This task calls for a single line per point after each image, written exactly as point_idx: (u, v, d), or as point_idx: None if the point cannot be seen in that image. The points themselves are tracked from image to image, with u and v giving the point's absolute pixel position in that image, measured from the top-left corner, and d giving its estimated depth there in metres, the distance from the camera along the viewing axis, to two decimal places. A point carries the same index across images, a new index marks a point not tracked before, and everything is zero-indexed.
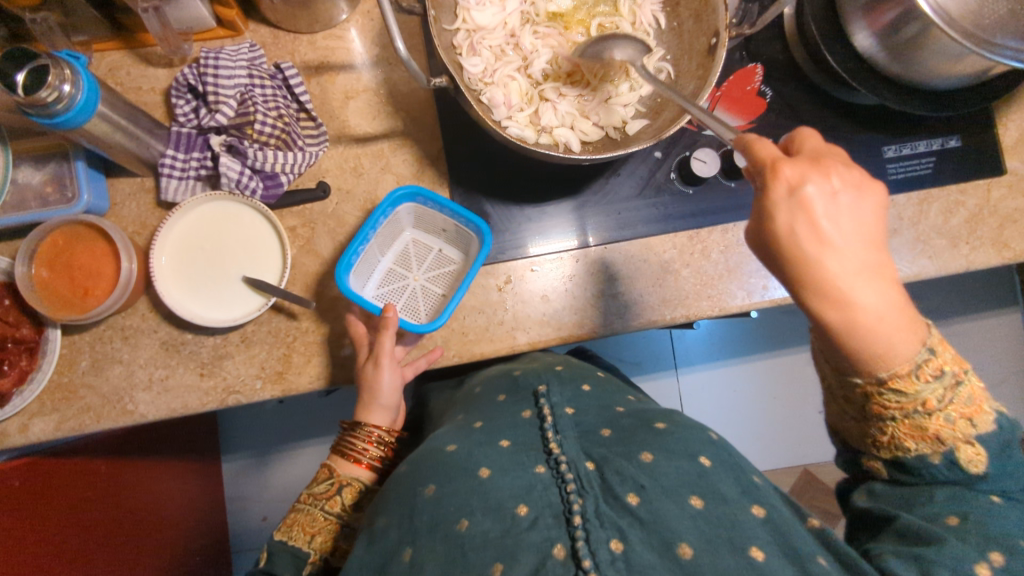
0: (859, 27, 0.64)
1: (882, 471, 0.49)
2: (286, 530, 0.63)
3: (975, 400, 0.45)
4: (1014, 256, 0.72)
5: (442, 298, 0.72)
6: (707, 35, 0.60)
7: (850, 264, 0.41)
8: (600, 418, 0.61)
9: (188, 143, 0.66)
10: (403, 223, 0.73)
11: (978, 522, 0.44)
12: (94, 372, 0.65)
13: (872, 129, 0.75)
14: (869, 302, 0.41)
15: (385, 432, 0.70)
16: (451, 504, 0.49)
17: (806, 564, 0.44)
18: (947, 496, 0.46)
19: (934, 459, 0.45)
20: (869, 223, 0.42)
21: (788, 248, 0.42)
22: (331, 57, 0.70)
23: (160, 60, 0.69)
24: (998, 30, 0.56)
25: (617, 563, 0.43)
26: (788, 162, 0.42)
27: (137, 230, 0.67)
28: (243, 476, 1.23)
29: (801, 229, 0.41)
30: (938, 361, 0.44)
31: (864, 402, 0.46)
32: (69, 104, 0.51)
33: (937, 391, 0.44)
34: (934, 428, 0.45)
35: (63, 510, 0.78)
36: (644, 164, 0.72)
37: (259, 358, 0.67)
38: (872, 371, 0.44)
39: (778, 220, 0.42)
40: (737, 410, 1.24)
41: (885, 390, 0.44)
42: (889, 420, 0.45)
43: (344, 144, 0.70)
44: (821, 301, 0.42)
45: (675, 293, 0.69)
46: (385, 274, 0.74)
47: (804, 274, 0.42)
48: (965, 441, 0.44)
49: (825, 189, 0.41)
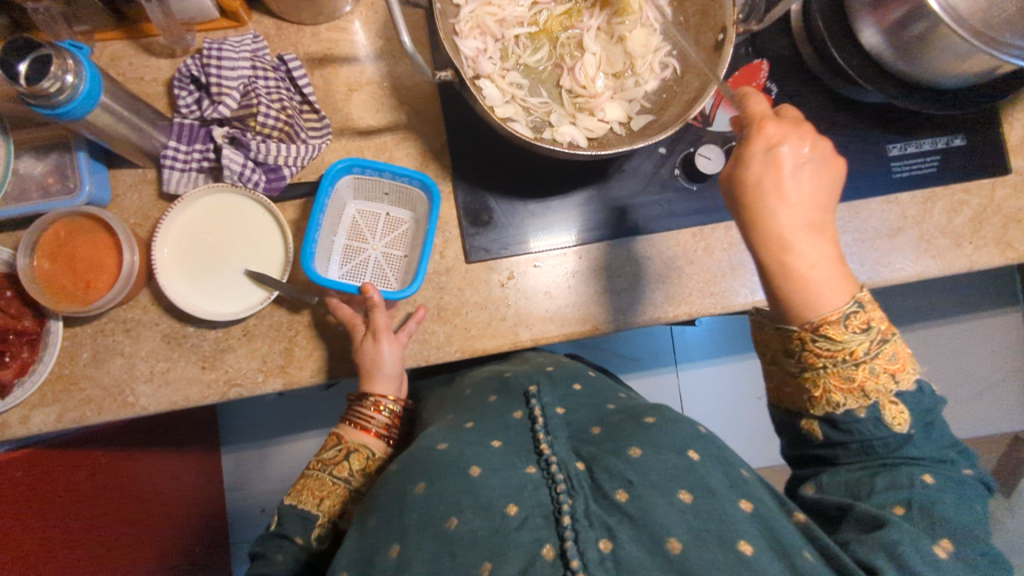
0: (867, 24, 0.63)
1: (817, 432, 0.53)
2: (296, 495, 0.64)
3: (898, 358, 0.50)
4: (1017, 256, 0.72)
5: (406, 259, 0.72)
6: (715, 30, 0.59)
7: (798, 223, 0.50)
8: (590, 418, 0.61)
9: (190, 134, 0.65)
10: (343, 197, 0.70)
11: (923, 507, 0.47)
12: (96, 364, 0.65)
13: (877, 126, 0.75)
14: (807, 256, 0.50)
15: (393, 401, 0.69)
16: (441, 502, 0.49)
17: (792, 558, 0.44)
18: (887, 481, 0.49)
19: (860, 413, 0.50)
20: (823, 188, 0.51)
21: (751, 197, 0.51)
22: (335, 50, 0.70)
23: (162, 50, 0.68)
24: (1006, 28, 0.55)
25: (606, 561, 0.44)
26: (772, 122, 0.51)
27: (138, 222, 0.67)
28: (243, 468, 1.23)
29: (767, 180, 0.50)
30: (867, 315, 0.50)
31: (798, 353, 0.51)
32: (71, 95, 0.51)
33: (864, 342, 0.50)
34: (860, 380, 0.50)
35: (64, 501, 0.78)
36: (648, 160, 0.71)
37: (261, 351, 0.67)
38: (804, 316, 0.50)
39: (750, 171, 0.51)
40: (737, 406, 1.24)
41: (817, 335, 0.50)
42: (821, 369, 0.51)
43: (347, 137, 0.69)
44: (768, 247, 0.51)
45: (677, 290, 0.69)
46: (343, 250, 0.71)
47: (761, 230, 0.51)
48: (889, 398, 0.50)
49: (797, 149, 0.50)
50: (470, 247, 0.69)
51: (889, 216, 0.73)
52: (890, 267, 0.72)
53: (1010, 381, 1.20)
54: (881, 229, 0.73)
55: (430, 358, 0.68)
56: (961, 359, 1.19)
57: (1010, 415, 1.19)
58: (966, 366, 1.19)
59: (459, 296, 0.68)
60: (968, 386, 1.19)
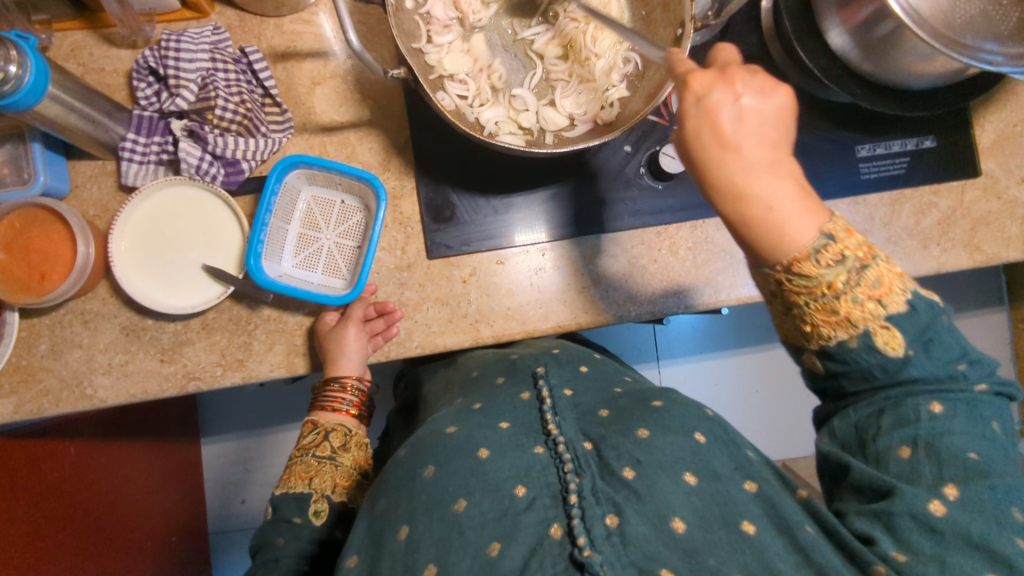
0: (833, 24, 0.63)
1: (817, 366, 0.49)
2: (285, 484, 0.66)
3: (884, 281, 0.45)
4: (985, 259, 0.72)
5: (359, 250, 0.70)
6: (674, 25, 0.59)
7: (753, 163, 0.42)
8: (597, 400, 0.60)
9: (149, 127, 0.65)
10: (295, 186, 0.68)
11: (929, 444, 0.45)
12: (54, 356, 0.65)
13: (846, 127, 0.74)
14: (764, 198, 0.42)
15: (359, 379, 0.71)
16: (450, 484, 0.49)
17: (794, 534, 0.45)
18: (893, 419, 0.46)
19: (852, 344, 0.45)
20: (770, 123, 0.43)
21: (702, 156, 0.43)
22: (298, 42, 0.69)
23: (123, 41, 0.67)
24: (968, 31, 0.55)
25: (613, 538, 0.44)
26: (697, 73, 0.43)
27: (97, 214, 0.67)
28: (222, 459, 1.23)
29: (706, 132, 0.42)
30: (840, 246, 0.43)
31: (778, 291, 0.46)
32: (17, 86, 0.50)
33: (842, 274, 0.43)
34: (845, 312, 0.44)
35: (30, 492, 0.78)
36: (614, 157, 0.71)
37: (220, 346, 0.66)
38: (772, 255, 0.44)
39: (686, 129, 0.43)
40: (720, 404, 1.24)
41: (792, 275, 0.44)
42: (802, 306, 0.45)
43: (310, 132, 0.69)
44: (724, 196, 0.43)
45: (643, 289, 0.69)
46: (296, 241, 0.70)
47: (711, 179, 0.43)
48: (878, 323, 0.45)
49: (730, 96, 0.42)
50: (431, 243, 0.68)
51: (856, 217, 0.73)
52: None
53: None
54: None
55: (390, 352, 0.68)
56: None
57: None
58: None
59: (420, 292, 0.68)
60: None
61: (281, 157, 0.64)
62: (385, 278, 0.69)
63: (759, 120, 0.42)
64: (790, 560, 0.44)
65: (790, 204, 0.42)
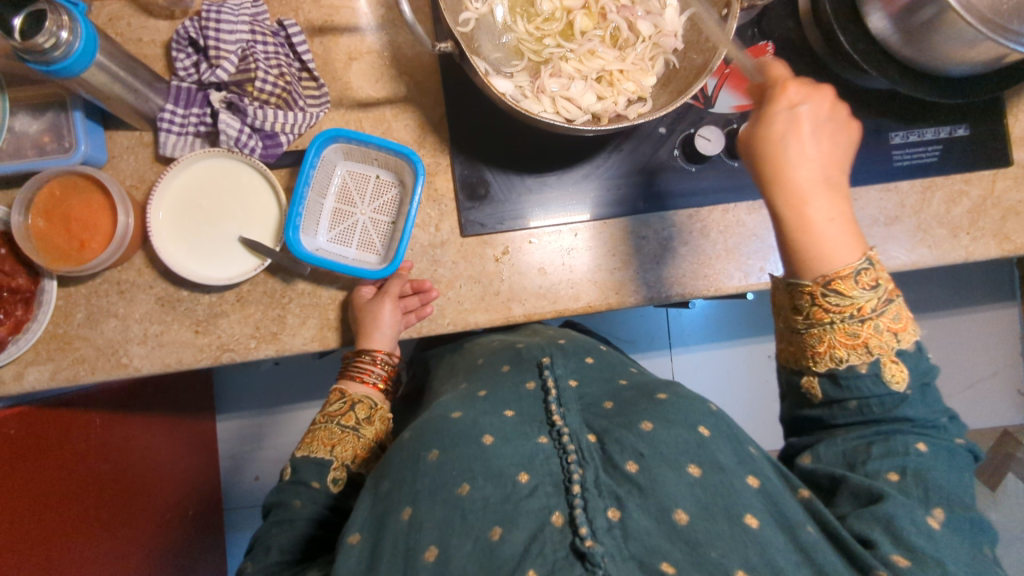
0: (874, 8, 0.63)
1: (816, 391, 0.52)
2: (307, 447, 0.66)
3: (902, 317, 0.50)
4: (1014, 249, 0.72)
5: (393, 226, 0.70)
6: (720, 5, 0.59)
7: (815, 177, 0.51)
8: (603, 392, 0.61)
9: (187, 98, 0.65)
10: (331, 159, 0.68)
11: (917, 474, 0.47)
12: (90, 325, 0.66)
13: (880, 114, 0.74)
14: (823, 212, 0.51)
15: (389, 354, 0.72)
16: (453, 468, 0.49)
17: (797, 534, 0.45)
18: (883, 448, 0.49)
19: (862, 370, 0.49)
20: (835, 152, 0.52)
21: (771, 153, 0.52)
22: (335, 17, 0.69)
23: (161, 12, 0.67)
24: (1015, 16, 0.54)
25: (614, 531, 0.44)
26: (794, 84, 0.53)
27: (134, 184, 0.67)
28: (238, 435, 1.24)
29: (789, 139, 0.52)
30: (875, 273, 0.49)
31: (806, 308, 0.51)
32: (66, 52, 0.50)
33: (872, 300, 0.49)
34: (864, 337, 0.49)
35: (58, 460, 0.79)
36: (648, 139, 0.71)
37: (254, 318, 0.67)
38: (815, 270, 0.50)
39: (773, 128, 0.52)
40: (730, 392, 1.25)
41: (828, 290, 0.49)
42: (827, 324, 0.49)
43: (346, 107, 0.69)
44: (787, 198, 0.52)
45: (673, 271, 0.70)
46: (331, 216, 0.70)
47: (779, 177, 0.52)
48: (891, 357, 0.49)
49: (816, 113, 0.52)
50: (465, 221, 0.68)
51: (887, 205, 0.73)
52: (885, 255, 0.73)
53: (1002, 375, 1.20)
54: (879, 217, 0.73)
55: (422, 329, 0.69)
56: (960, 351, 1.19)
57: (1001, 407, 1.20)
58: (959, 359, 1.19)
59: (453, 270, 0.69)
60: (964, 377, 1.20)
61: (319, 130, 0.65)
62: (419, 255, 0.69)
63: (823, 147, 0.52)
64: (791, 557, 0.44)
65: (841, 224, 0.50)
